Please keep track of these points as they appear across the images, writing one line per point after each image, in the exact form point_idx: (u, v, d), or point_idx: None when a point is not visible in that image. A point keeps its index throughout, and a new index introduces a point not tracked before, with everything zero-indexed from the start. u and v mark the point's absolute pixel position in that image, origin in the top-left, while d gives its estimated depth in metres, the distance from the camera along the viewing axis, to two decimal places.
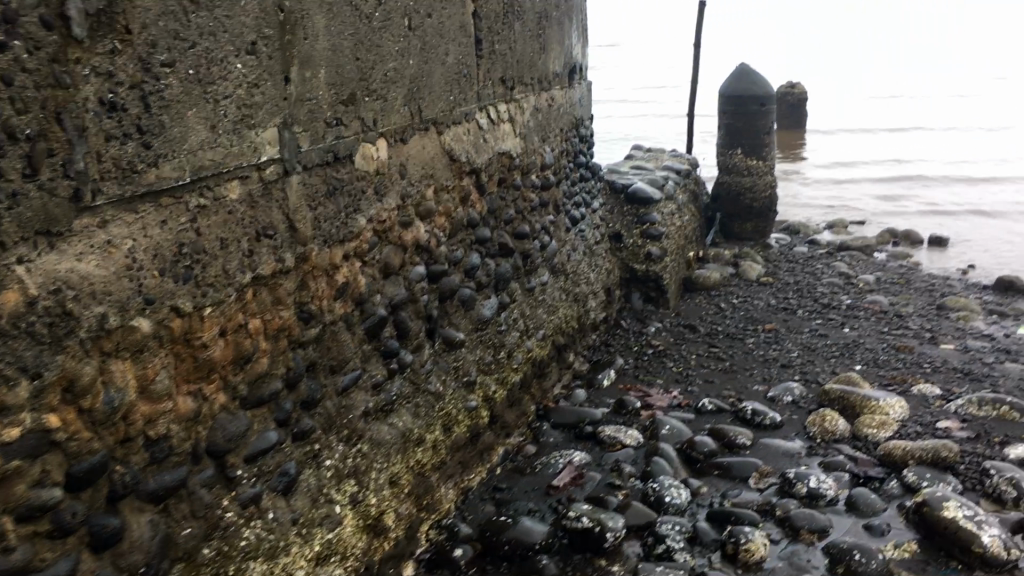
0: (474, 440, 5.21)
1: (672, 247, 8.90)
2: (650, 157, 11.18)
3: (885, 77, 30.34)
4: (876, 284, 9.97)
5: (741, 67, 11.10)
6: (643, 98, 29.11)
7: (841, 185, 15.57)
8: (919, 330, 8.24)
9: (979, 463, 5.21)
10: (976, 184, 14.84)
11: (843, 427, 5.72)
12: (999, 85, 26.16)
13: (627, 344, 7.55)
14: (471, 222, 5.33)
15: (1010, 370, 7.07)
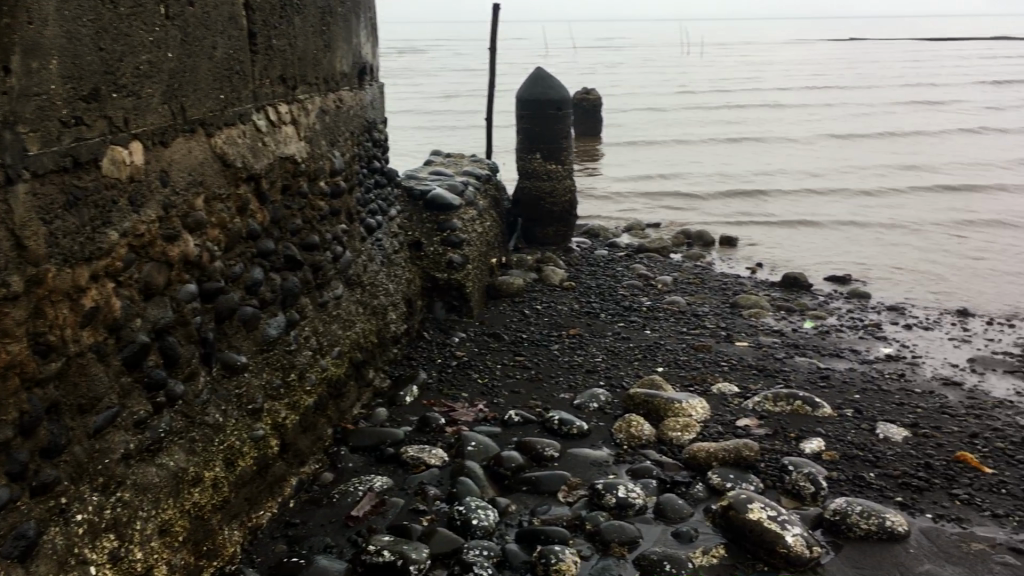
0: (262, 473, 4.72)
1: (474, 254, 8.69)
2: (449, 162, 10.96)
3: (671, 87, 31.80)
4: (673, 284, 10.19)
5: (537, 71, 11.07)
6: (441, 106, 29.02)
7: (636, 191, 16.00)
8: (715, 329, 8.43)
9: (777, 459, 5.27)
10: (759, 190, 15.66)
11: (648, 432, 5.67)
12: (772, 95, 28.00)
13: (430, 357, 7.24)
14: (251, 234, 4.85)
15: (800, 365, 7.32)
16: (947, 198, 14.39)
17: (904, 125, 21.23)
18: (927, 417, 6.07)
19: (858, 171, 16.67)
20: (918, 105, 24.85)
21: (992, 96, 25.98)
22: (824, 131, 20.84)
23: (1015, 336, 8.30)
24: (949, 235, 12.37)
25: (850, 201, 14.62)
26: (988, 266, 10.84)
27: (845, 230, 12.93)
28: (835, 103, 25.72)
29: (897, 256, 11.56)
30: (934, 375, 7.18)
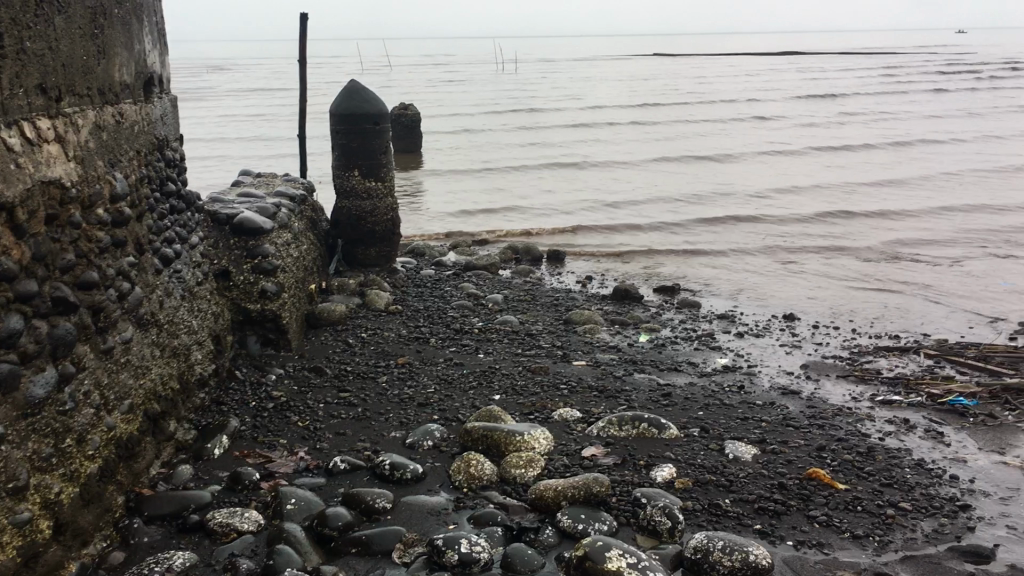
0: (29, 564, 3.89)
1: (289, 281, 7.95)
2: (260, 182, 10.12)
3: (491, 106, 31.87)
4: (504, 302, 9.80)
5: (351, 83, 10.36)
6: (254, 125, 27.85)
7: (461, 211, 15.60)
8: (551, 348, 8.07)
9: (629, 492, 4.92)
10: (583, 207, 15.59)
11: (489, 471, 5.18)
12: (589, 113, 28.46)
13: (243, 401, 6.47)
14: (6, 276, 4.00)
15: (640, 382, 7.06)
16: (765, 213, 14.74)
17: (715, 144, 21.91)
18: (772, 431, 5.90)
19: (679, 189, 16.91)
20: (727, 123, 25.81)
21: (793, 115, 27.34)
22: (641, 151, 21.23)
23: (841, 339, 8.40)
24: (770, 247, 12.58)
25: (674, 215, 14.73)
26: (810, 275, 11.04)
27: (670, 243, 12.96)
28: (652, 121, 26.30)
29: (723, 266, 11.61)
30: (772, 384, 7.10)
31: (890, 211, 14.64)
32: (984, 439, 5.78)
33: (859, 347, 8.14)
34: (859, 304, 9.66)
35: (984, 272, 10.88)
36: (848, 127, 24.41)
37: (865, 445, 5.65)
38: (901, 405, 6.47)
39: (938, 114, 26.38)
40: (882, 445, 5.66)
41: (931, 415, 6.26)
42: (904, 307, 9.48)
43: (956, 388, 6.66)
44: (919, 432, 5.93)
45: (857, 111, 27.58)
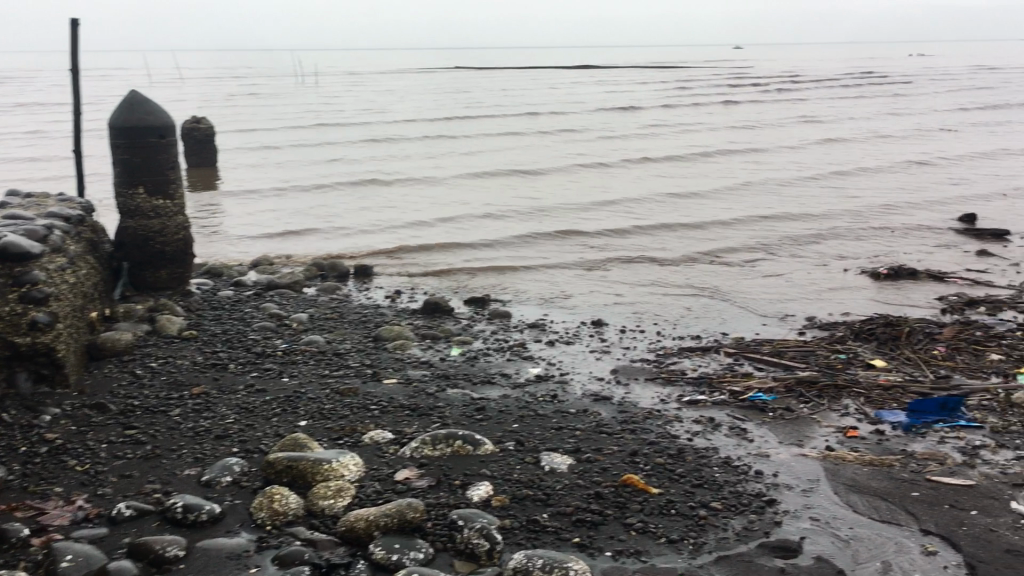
0: None
1: (65, 310, 7.21)
2: (30, 203, 9.18)
3: (292, 120, 31.01)
4: (309, 322, 9.35)
5: (131, 94, 9.60)
6: (30, 144, 25.77)
7: (261, 229, 14.93)
8: (360, 367, 7.75)
9: (444, 515, 4.71)
10: (389, 219, 15.30)
11: (295, 506, 4.82)
12: (394, 127, 28.20)
13: (11, 447, 5.76)
14: None
15: (453, 398, 6.87)
16: (571, 212, 14.94)
17: (519, 155, 22.18)
18: (586, 440, 5.86)
19: (486, 198, 16.92)
20: (530, 134, 26.24)
21: (592, 125, 28.17)
22: (447, 163, 21.18)
23: (646, 343, 8.56)
24: (578, 252, 12.74)
25: (482, 222, 14.68)
26: (616, 281, 11.25)
27: (479, 253, 12.89)
28: (458, 133, 26.29)
29: (532, 275, 11.64)
30: (584, 391, 7.09)
31: (689, 206, 15.21)
32: (783, 432, 5.97)
33: (664, 349, 8.32)
34: (663, 307, 9.91)
35: (773, 272, 11.45)
36: (644, 134, 25.37)
37: (675, 446, 5.70)
38: (706, 404, 6.60)
39: (724, 122, 27.86)
40: (691, 446, 5.72)
41: (735, 412, 6.42)
42: (704, 308, 9.80)
43: (755, 385, 6.89)
44: (725, 429, 6.05)
45: (652, 120, 28.72)
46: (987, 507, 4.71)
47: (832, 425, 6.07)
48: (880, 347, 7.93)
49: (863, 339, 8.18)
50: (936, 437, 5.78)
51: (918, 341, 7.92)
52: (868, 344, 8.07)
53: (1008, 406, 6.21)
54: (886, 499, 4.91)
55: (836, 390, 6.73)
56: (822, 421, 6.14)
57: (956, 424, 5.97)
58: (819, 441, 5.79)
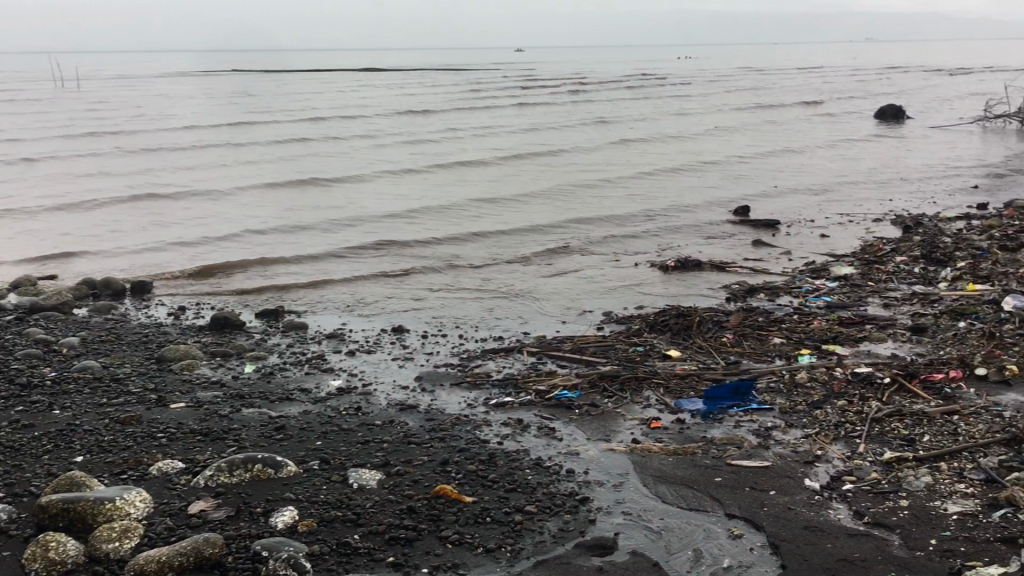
0: None
1: None
2: None
3: (56, 129, 28.68)
4: (82, 346, 8.55)
5: None
6: None
7: (23, 249, 13.62)
8: (143, 393, 7.14)
9: (247, 547, 4.36)
10: (169, 232, 14.38)
11: (73, 553, 4.30)
12: (172, 134, 26.69)
13: None
14: None
15: (250, 419, 6.45)
16: (363, 224, 14.63)
17: (308, 162, 21.56)
18: (395, 453, 5.65)
19: (275, 207, 16.27)
20: (318, 140, 25.58)
21: (382, 129, 27.86)
22: (231, 171, 20.25)
23: (449, 347, 8.44)
24: (372, 260, 12.48)
25: (271, 234, 14.10)
26: (413, 285, 11.08)
27: (269, 263, 12.34)
28: (240, 140, 25.22)
29: (327, 283, 11.26)
30: (389, 401, 6.86)
31: (481, 213, 15.28)
32: (590, 428, 6.00)
33: (467, 352, 8.23)
34: (463, 309, 9.84)
35: (569, 270, 11.67)
36: (434, 138, 25.36)
37: (485, 452, 5.60)
38: (513, 406, 6.55)
39: (512, 125, 28.32)
40: (501, 450, 5.64)
41: (542, 412, 6.40)
42: (503, 309, 9.82)
43: (559, 383, 6.92)
44: (534, 430, 6.01)
45: (441, 124, 28.76)
46: (784, 486, 4.90)
47: (636, 417, 6.17)
48: (674, 337, 8.20)
49: (657, 331, 8.44)
50: (732, 421, 6.00)
51: (708, 329, 8.26)
52: (663, 335, 8.34)
53: (793, 385, 6.56)
54: (691, 486, 5.01)
55: (637, 382, 6.88)
56: (626, 415, 6.24)
57: (748, 407, 6.23)
58: (625, 435, 5.86)
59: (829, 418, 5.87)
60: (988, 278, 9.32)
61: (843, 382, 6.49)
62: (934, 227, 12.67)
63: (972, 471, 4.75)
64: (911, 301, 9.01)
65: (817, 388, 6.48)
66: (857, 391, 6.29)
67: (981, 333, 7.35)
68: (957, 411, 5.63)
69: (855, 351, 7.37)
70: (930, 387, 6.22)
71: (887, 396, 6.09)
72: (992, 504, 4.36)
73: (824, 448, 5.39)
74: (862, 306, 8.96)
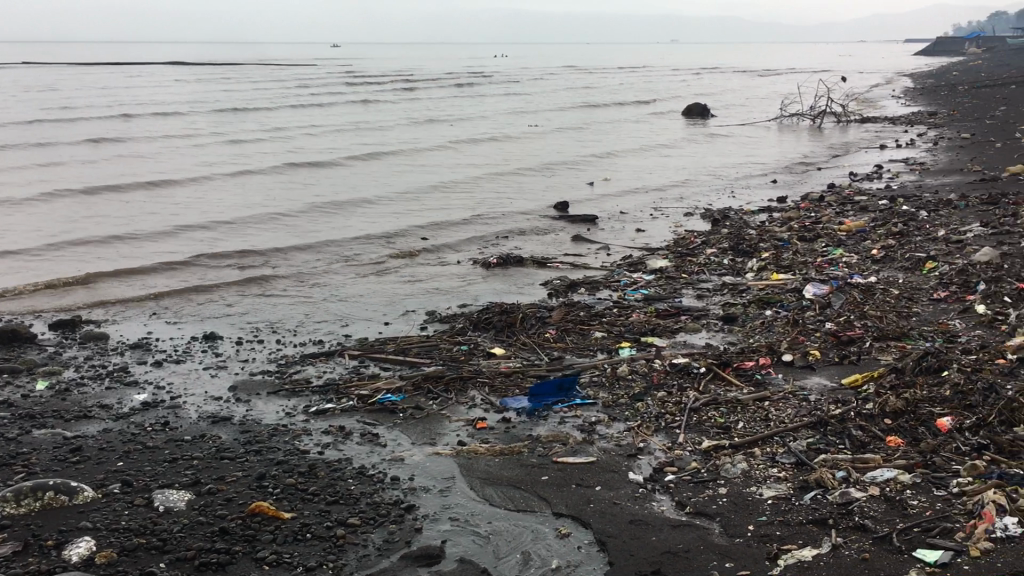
0: None
1: None
2: None
3: None
4: None
5: None
6: None
7: None
8: None
9: None
10: None
11: None
12: None
13: None
14: None
15: (41, 441, 5.87)
16: (172, 229, 13.82)
17: (112, 163, 20.22)
18: (206, 470, 5.28)
19: (72, 213, 15.10)
20: (121, 138, 24.07)
21: (192, 126, 26.55)
22: (23, 173, 18.69)
23: (266, 353, 8.05)
24: (183, 268, 11.80)
25: (68, 246, 13.06)
26: (228, 290, 10.54)
27: (67, 274, 11.43)
28: (29, 137, 23.27)
29: (132, 292, 10.53)
30: (200, 414, 6.43)
31: (300, 216, 14.78)
32: (414, 432, 5.83)
33: (285, 357, 7.87)
34: (282, 314, 9.43)
35: (391, 269, 11.44)
36: (248, 135, 24.41)
37: (305, 463, 5.32)
38: (335, 413, 6.29)
39: (328, 123, 27.65)
40: (321, 460, 5.38)
41: (364, 418, 6.17)
42: (324, 311, 9.49)
43: (382, 386, 6.71)
44: (356, 437, 5.78)
45: (254, 121, 27.66)
46: (609, 481, 4.91)
47: (462, 419, 6.05)
48: (498, 335, 8.16)
49: (481, 329, 8.37)
50: (557, 418, 5.99)
51: (531, 326, 8.27)
52: (487, 333, 8.28)
53: (615, 379, 6.64)
54: (518, 487, 4.94)
55: (461, 382, 6.77)
56: (452, 416, 6.11)
57: (572, 403, 6.25)
58: (450, 437, 5.73)
59: (651, 410, 5.97)
60: (790, 268, 9.84)
61: (662, 373, 6.63)
62: (740, 220, 13.31)
63: (784, 455, 4.92)
64: (722, 291, 9.38)
65: (638, 380, 6.59)
66: (676, 382, 6.44)
67: (786, 320, 7.71)
68: (768, 397, 5.85)
69: (672, 342, 7.57)
70: (742, 374, 6.45)
71: (704, 386, 6.26)
72: (804, 486, 4.53)
73: (647, 440, 5.45)
74: (677, 298, 9.24)
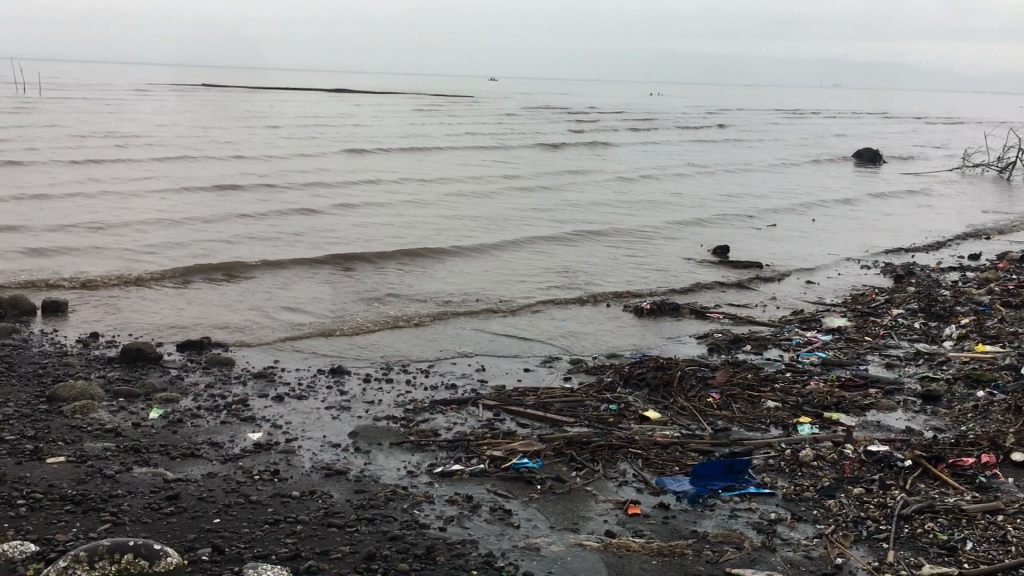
0: None
1: None
2: None
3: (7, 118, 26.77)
4: None
5: None
6: None
7: None
8: (17, 442, 5.84)
9: None
10: (111, 235, 12.96)
11: None
12: (127, 133, 25.09)
13: None
14: None
15: (140, 482, 5.25)
16: (321, 243, 13.37)
17: (270, 169, 20.20)
18: (309, 540, 4.49)
19: (228, 215, 14.91)
20: (283, 149, 24.27)
21: (348, 144, 26.63)
22: (187, 173, 18.78)
23: (394, 395, 7.29)
24: (321, 283, 11.31)
25: (210, 244, 12.84)
26: (364, 316, 9.92)
27: (217, 282, 11.06)
28: (195, 144, 23.69)
29: (274, 310, 10.00)
30: (314, 464, 5.69)
31: (445, 240, 14.15)
32: (554, 512, 4.90)
33: (414, 402, 7.09)
34: (415, 351, 8.67)
35: (536, 308, 10.58)
36: (400, 158, 24.25)
37: (423, 543, 4.46)
38: (461, 477, 5.43)
39: (481, 151, 27.25)
40: (442, 539, 4.51)
41: (495, 487, 5.28)
42: (460, 351, 8.69)
43: (518, 448, 5.80)
44: (484, 512, 4.88)
45: (406, 145, 27.58)
46: None
47: (611, 499, 5.08)
48: (652, 395, 7.14)
49: (633, 387, 7.36)
50: (727, 510, 4.93)
51: (691, 387, 7.22)
52: (639, 391, 7.27)
53: (795, 466, 5.52)
54: None
55: (611, 452, 5.80)
56: (598, 495, 5.15)
57: (744, 491, 5.18)
58: (596, 524, 4.76)
59: (845, 512, 4.84)
60: (999, 339, 8.41)
61: (856, 463, 5.47)
62: (927, 278, 11.80)
63: None
64: (916, 361, 8.05)
65: (825, 468, 5.45)
66: (874, 476, 5.27)
67: (1005, 404, 6.37)
68: (1002, 509, 4.61)
69: (861, 422, 6.37)
70: (960, 474, 5.22)
71: (913, 485, 5.07)
72: None
73: (844, 555, 4.36)
74: (860, 365, 7.99)
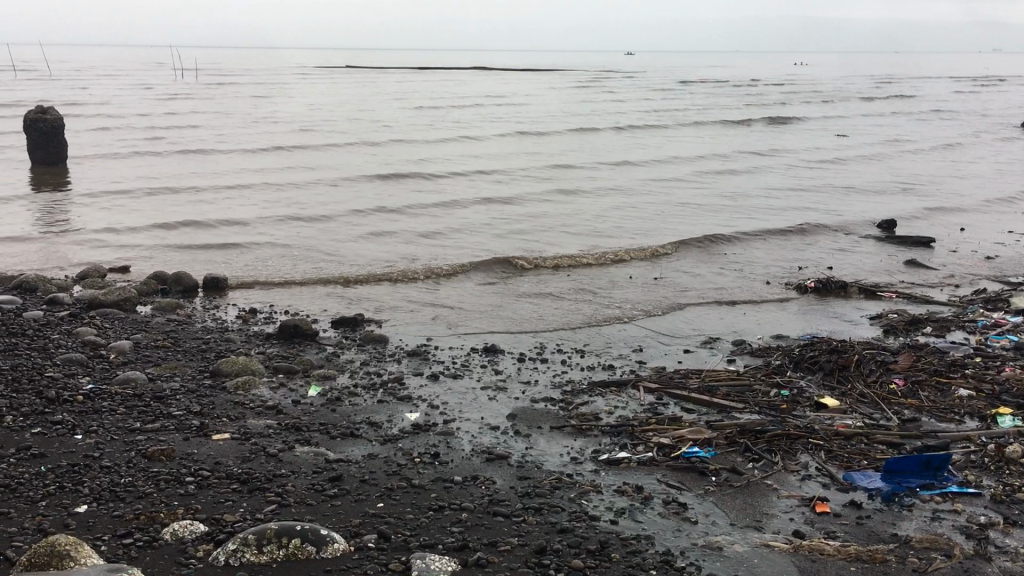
0: None
1: None
2: None
3: (165, 106, 27.91)
4: (133, 352, 7.31)
5: None
6: None
7: (115, 232, 12.58)
8: (184, 417, 5.91)
9: None
10: (267, 226, 13.24)
11: None
12: (276, 118, 25.76)
13: None
14: None
15: (302, 462, 5.20)
16: (467, 233, 13.29)
17: (413, 154, 20.29)
18: (475, 529, 4.29)
19: (375, 204, 15.03)
20: (425, 131, 24.40)
21: (488, 125, 26.55)
22: (335, 160, 19.07)
23: (550, 376, 7.05)
24: (469, 269, 11.19)
25: (361, 235, 12.95)
26: (514, 299, 9.73)
27: (369, 266, 11.11)
28: (340, 128, 24.08)
29: (425, 292, 9.94)
30: (473, 447, 5.51)
31: (591, 227, 13.81)
32: (733, 507, 4.54)
33: (571, 384, 6.82)
34: (568, 331, 8.40)
35: (691, 292, 10.15)
36: (541, 138, 23.98)
37: (595, 538, 4.20)
38: (628, 465, 5.13)
39: (622, 128, 26.68)
40: (614, 534, 4.23)
41: (666, 476, 4.95)
42: (615, 331, 8.36)
43: (687, 435, 5.44)
44: (657, 505, 4.57)
45: (546, 125, 27.28)
46: None
47: (795, 495, 4.67)
48: (827, 379, 6.64)
49: (805, 370, 6.86)
50: (928, 511, 4.45)
51: (870, 372, 6.67)
52: (812, 375, 6.77)
53: (1001, 462, 4.95)
54: None
55: (788, 441, 5.37)
56: (780, 489, 4.75)
57: (946, 489, 4.67)
58: (781, 522, 4.38)
59: None
60: None
61: None
62: None
63: None
64: None
65: None
66: None
67: None
68: None
69: None
70: None
71: None
72: None
73: None
74: None
